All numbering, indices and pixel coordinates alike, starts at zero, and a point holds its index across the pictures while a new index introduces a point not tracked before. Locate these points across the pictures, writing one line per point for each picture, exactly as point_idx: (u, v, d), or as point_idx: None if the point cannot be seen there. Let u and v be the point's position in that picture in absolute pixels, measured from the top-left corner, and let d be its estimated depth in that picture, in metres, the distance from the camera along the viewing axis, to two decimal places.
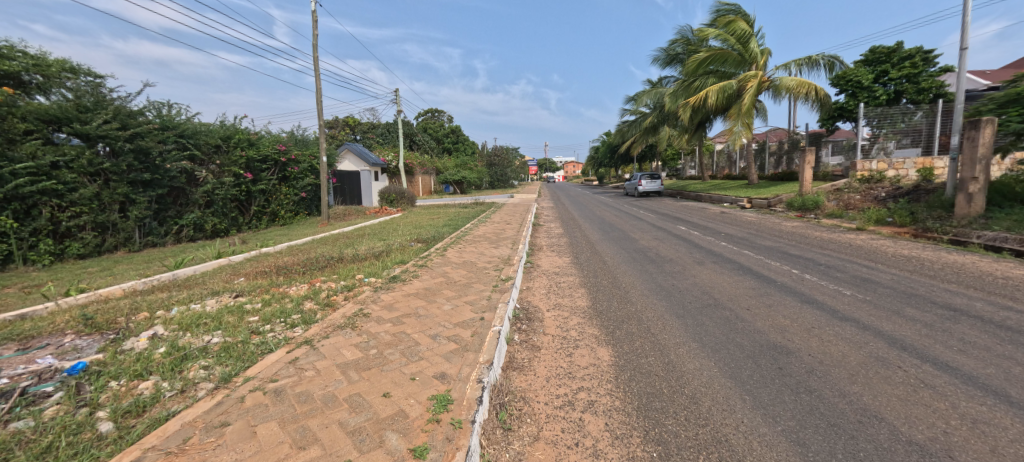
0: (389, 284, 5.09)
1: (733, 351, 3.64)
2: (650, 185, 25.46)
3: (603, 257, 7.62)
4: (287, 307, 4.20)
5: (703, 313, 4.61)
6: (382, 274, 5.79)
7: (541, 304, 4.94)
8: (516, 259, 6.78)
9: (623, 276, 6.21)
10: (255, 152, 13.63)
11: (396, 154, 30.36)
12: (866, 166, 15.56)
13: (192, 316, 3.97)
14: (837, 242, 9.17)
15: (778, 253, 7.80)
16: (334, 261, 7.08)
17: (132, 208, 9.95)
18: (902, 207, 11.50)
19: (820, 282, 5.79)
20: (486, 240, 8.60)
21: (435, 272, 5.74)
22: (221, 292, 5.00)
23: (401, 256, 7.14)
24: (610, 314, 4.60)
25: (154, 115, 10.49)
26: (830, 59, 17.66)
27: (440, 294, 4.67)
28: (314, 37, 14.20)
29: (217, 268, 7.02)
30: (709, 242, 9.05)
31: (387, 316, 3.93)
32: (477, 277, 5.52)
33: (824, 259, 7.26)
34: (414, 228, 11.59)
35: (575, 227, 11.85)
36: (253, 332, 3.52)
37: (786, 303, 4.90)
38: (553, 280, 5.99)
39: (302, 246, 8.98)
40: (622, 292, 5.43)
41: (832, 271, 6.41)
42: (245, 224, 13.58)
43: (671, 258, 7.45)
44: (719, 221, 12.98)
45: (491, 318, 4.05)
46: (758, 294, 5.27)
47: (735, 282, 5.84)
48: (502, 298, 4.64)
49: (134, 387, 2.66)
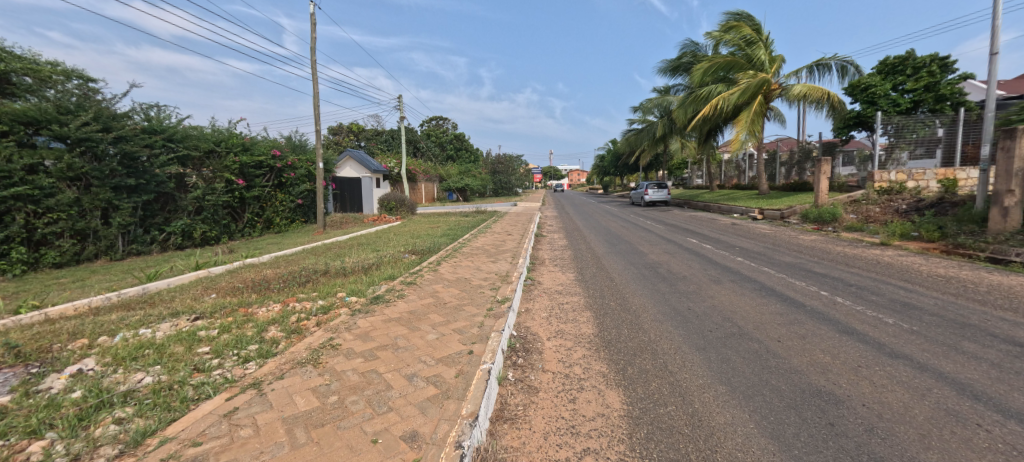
0: (370, 305, 4.52)
1: (771, 400, 3.03)
2: (657, 194, 24.82)
3: (610, 274, 7.01)
4: (247, 335, 3.63)
5: (727, 345, 4.01)
6: (365, 292, 5.22)
7: (541, 331, 4.35)
8: (515, 275, 6.21)
9: (633, 297, 5.59)
10: (248, 158, 13.17)
11: (399, 160, 29.97)
12: (883, 177, 15.05)
13: (131, 345, 3.41)
14: (863, 258, 8.52)
15: (800, 271, 7.17)
16: (319, 276, 6.53)
17: (115, 214, 9.46)
18: (929, 221, 10.82)
19: (856, 307, 5.17)
20: (484, 253, 8.03)
21: (425, 291, 5.17)
22: (181, 313, 4.44)
23: (390, 271, 6.56)
24: (621, 345, 4.00)
25: (141, 120, 10.02)
26: (843, 62, 17.03)
27: (426, 319, 4.11)
28: (313, 40, 13.83)
29: (192, 282, 6.47)
30: (723, 257, 8.41)
31: (359, 348, 3.34)
32: (471, 298, 4.94)
33: (854, 278, 6.62)
34: (411, 238, 11.05)
35: (580, 238, 11.28)
36: (196, 369, 2.97)
37: (823, 334, 4.28)
38: (555, 302, 5.40)
39: (290, 257, 8.45)
40: (632, 316, 4.84)
41: (865, 293, 5.78)
42: (237, 231, 13.10)
43: (685, 276, 6.84)
44: (731, 234, 12.37)
45: (481, 351, 3.44)
46: (787, 321, 4.65)
47: (760, 306, 5.22)
48: (497, 325, 4.06)
49: (20, 451, 2.12)
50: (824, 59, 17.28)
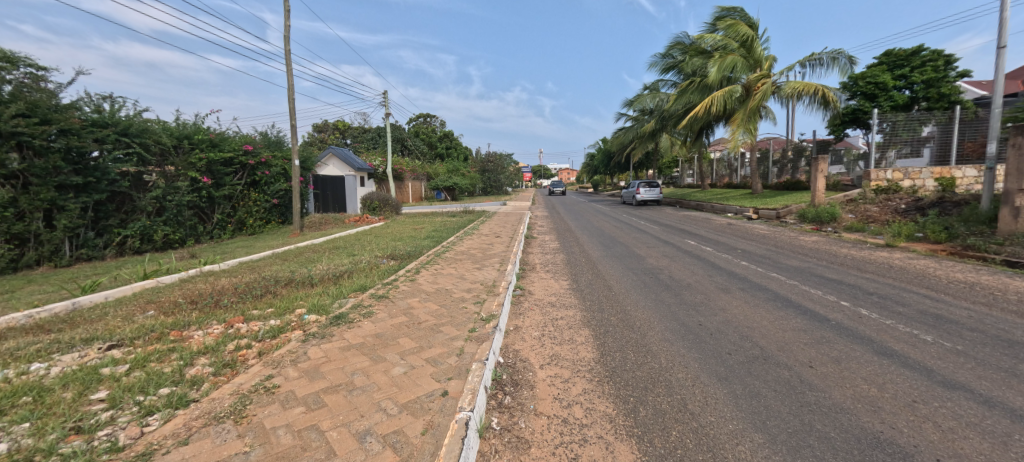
0: (327, 327, 3.78)
1: (824, 456, 2.39)
2: (649, 192, 24.33)
3: (607, 281, 6.36)
4: (163, 374, 2.89)
5: (752, 373, 3.39)
6: (328, 309, 4.48)
7: (533, 357, 3.68)
8: (502, 285, 5.53)
9: (635, 310, 4.96)
10: (217, 154, 12.29)
11: (385, 159, 28.99)
12: (879, 176, 14.50)
13: (5, 390, 2.65)
14: (872, 262, 8.00)
15: (812, 277, 6.59)
16: (284, 286, 5.77)
17: (60, 216, 8.56)
18: (933, 221, 10.43)
19: (887, 322, 4.57)
20: (469, 258, 7.33)
21: (397, 307, 4.44)
22: (97, 338, 3.68)
23: (363, 280, 5.83)
24: (628, 375, 3.34)
25: (88, 113, 9.11)
26: (833, 54, 16.76)
27: (396, 346, 3.42)
28: (286, 29, 12.92)
29: (135, 295, 5.67)
30: (727, 261, 7.83)
31: (302, 391, 2.64)
32: (450, 315, 4.23)
33: (872, 286, 6.06)
34: (393, 241, 10.30)
35: (572, 240, 10.62)
36: (74, 431, 2.24)
37: (859, 357, 3.68)
38: (548, 318, 4.70)
39: (257, 264, 7.67)
40: (637, 335, 4.18)
41: (890, 304, 5.20)
42: (206, 233, 12.22)
43: (689, 283, 6.22)
44: (728, 234, 11.85)
45: (459, 391, 2.76)
46: (815, 341, 4.03)
47: (778, 320, 4.60)
48: (480, 352, 3.36)
49: None
50: (815, 54, 16.96)
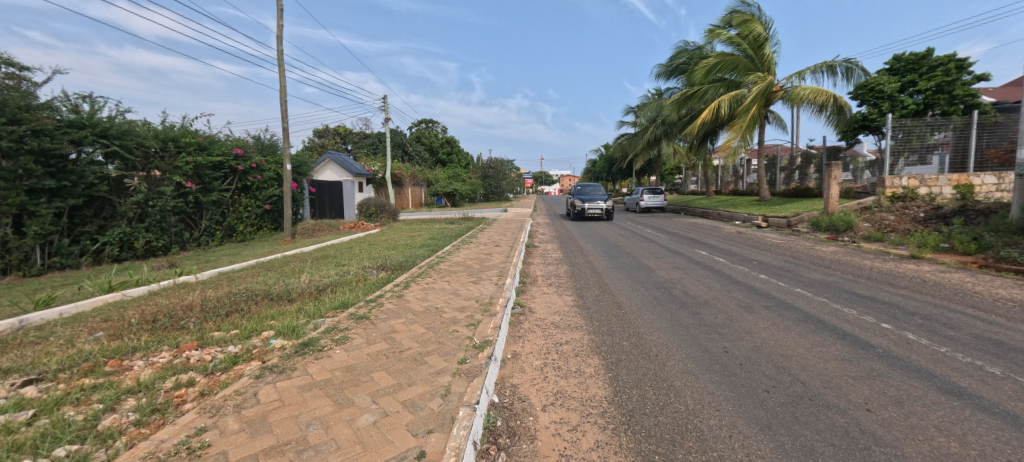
0: (289, 357, 3.18)
1: None
2: (652, 200, 23.71)
3: (616, 297, 5.77)
4: (69, 425, 2.32)
5: (799, 420, 2.79)
6: (298, 332, 3.91)
7: (534, 396, 3.10)
8: (499, 302, 4.96)
9: (649, 333, 4.38)
10: (206, 158, 11.79)
11: (384, 164, 28.44)
12: (895, 182, 13.85)
13: None
14: (900, 275, 7.40)
15: (841, 293, 5.99)
16: (259, 302, 5.23)
17: (31, 222, 8.06)
18: (958, 230, 9.84)
19: (942, 350, 3.98)
20: (464, 270, 6.77)
21: (377, 330, 3.84)
22: (16, 370, 3.12)
23: (344, 296, 5.23)
24: (650, 423, 2.75)
25: (64, 114, 8.59)
26: (848, 63, 16.21)
27: (370, 384, 2.83)
28: (280, 29, 12.46)
29: (94, 311, 5.11)
30: (744, 274, 7.21)
31: (238, 453, 2.07)
32: (437, 342, 3.63)
33: (910, 304, 5.46)
34: (386, 250, 9.72)
35: (575, 249, 10.04)
36: None
37: (922, 397, 3.09)
38: (551, 342, 4.12)
39: (238, 275, 7.10)
40: (656, 366, 3.59)
41: (938, 327, 4.59)
42: (193, 240, 11.69)
43: (707, 301, 5.60)
44: (739, 243, 11.29)
45: (440, 450, 2.18)
46: (865, 375, 3.44)
47: (815, 347, 4.02)
48: (470, 392, 2.78)
49: None
50: (828, 61, 16.39)
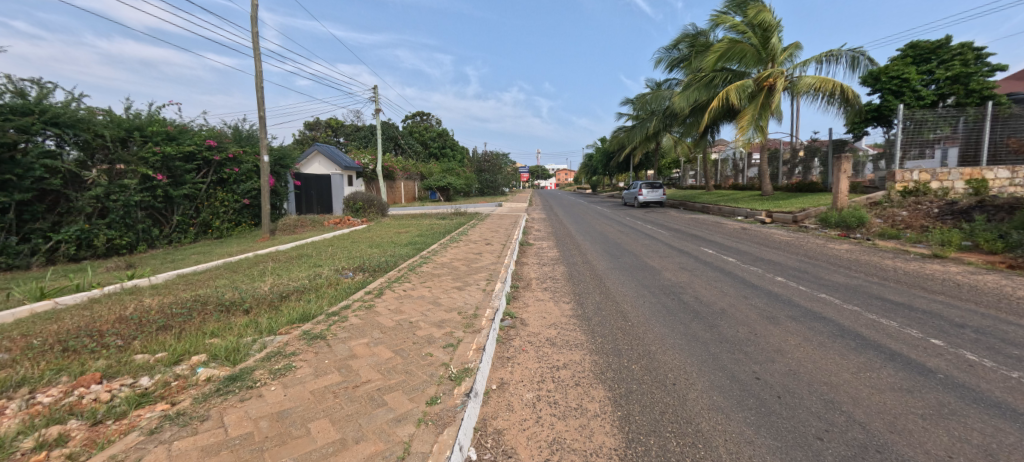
0: (205, 399, 2.44)
1: None
2: (651, 194, 23.00)
3: (620, 305, 5.07)
4: None
5: None
6: (236, 357, 3.18)
7: (523, 449, 2.38)
8: (487, 314, 4.27)
9: (665, 354, 3.67)
10: (175, 148, 10.97)
11: (374, 157, 27.53)
12: (906, 177, 13.33)
13: None
14: (929, 277, 6.75)
15: (872, 299, 5.32)
16: (206, 313, 4.46)
17: None
18: (980, 227, 9.24)
19: (1014, 375, 3.30)
20: (449, 274, 6.05)
21: (333, 356, 3.11)
22: None
23: (304, 307, 4.46)
24: None
25: (6, 98, 7.75)
26: (854, 52, 15.52)
27: (303, 441, 2.11)
28: (254, 9, 11.59)
29: (9, 325, 4.33)
30: (759, 277, 6.54)
31: None
32: (404, 371, 2.92)
33: (954, 314, 4.79)
34: (368, 248, 8.97)
35: (573, 248, 9.34)
36: None
37: (1017, 447, 2.41)
38: (546, 366, 3.42)
39: (198, 278, 6.36)
40: (675, 401, 2.90)
41: (997, 344, 3.93)
42: (163, 237, 10.89)
43: (724, 310, 4.90)
44: (744, 240, 10.68)
45: None
46: (935, 412, 2.77)
47: (864, 372, 3.34)
48: (436, 453, 2.05)
49: None
50: (834, 50, 15.69)
